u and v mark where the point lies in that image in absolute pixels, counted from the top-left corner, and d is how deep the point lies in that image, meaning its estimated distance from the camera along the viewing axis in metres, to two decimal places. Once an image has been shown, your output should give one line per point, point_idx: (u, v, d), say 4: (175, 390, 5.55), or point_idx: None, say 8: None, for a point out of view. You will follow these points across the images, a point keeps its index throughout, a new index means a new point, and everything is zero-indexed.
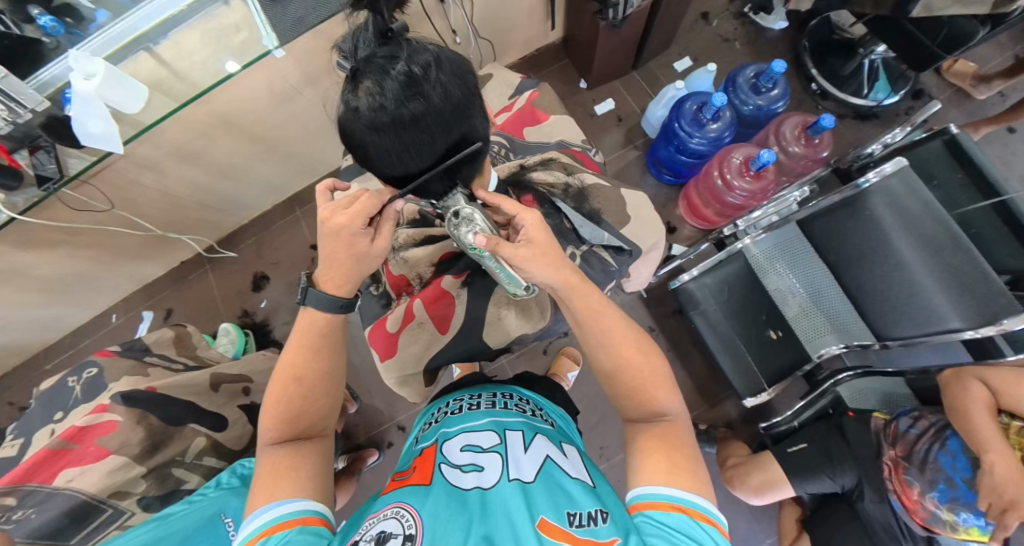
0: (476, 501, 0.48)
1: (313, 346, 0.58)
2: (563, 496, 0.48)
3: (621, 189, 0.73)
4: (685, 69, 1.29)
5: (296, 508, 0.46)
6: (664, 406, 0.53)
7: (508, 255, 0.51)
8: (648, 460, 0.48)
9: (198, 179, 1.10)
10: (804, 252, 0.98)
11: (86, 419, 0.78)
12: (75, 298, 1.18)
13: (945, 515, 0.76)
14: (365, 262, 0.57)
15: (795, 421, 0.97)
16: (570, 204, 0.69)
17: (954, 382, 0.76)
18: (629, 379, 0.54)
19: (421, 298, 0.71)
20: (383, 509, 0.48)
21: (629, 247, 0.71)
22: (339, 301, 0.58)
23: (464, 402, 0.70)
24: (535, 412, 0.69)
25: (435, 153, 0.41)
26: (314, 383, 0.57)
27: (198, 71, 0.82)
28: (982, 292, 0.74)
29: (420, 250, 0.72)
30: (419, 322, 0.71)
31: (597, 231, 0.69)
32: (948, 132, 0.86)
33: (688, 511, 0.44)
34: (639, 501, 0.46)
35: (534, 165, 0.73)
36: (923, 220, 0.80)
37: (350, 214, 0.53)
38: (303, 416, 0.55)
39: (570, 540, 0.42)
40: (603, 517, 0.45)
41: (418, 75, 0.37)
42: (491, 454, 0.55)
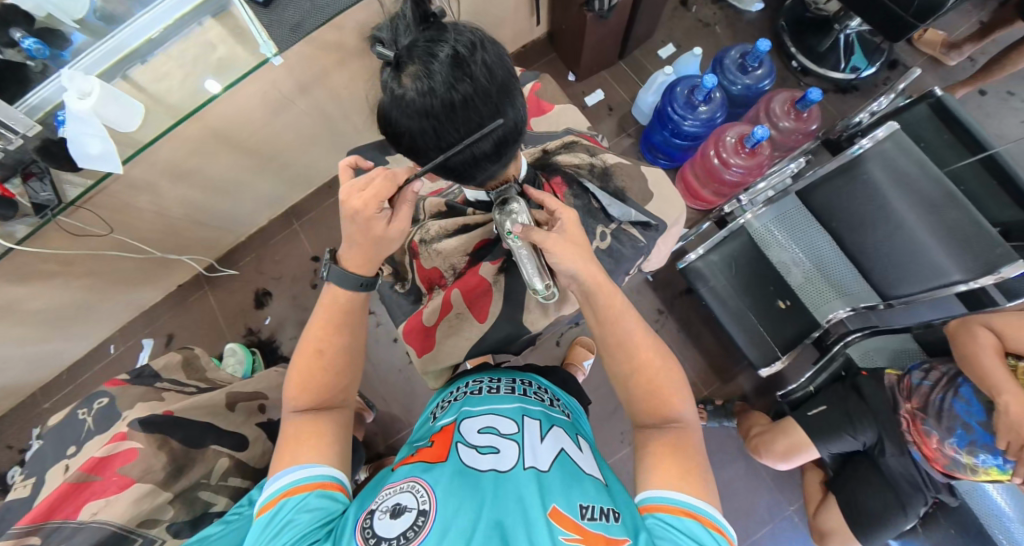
0: (488, 484, 0.47)
1: (333, 321, 0.58)
2: (577, 486, 0.48)
3: (643, 166, 0.75)
4: (670, 55, 1.32)
5: (313, 473, 0.49)
6: (678, 411, 0.53)
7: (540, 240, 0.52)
8: (659, 465, 0.48)
9: (193, 198, 1.08)
10: (804, 222, 1.02)
11: (103, 450, 0.76)
12: (72, 331, 1.15)
13: (964, 459, 0.79)
14: (383, 245, 0.56)
15: (810, 386, 0.99)
16: (597, 184, 0.71)
17: (961, 331, 0.79)
18: (644, 382, 0.54)
19: (458, 288, 0.72)
20: (400, 482, 0.50)
21: (655, 222, 0.73)
22: (358, 280, 0.58)
23: (483, 384, 0.68)
24: (552, 401, 0.69)
25: (486, 136, 0.41)
26: (335, 357, 0.57)
27: (175, 94, 0.80)
28: (979, 244, 0.78)
29: (454, 240, 0.72)
30: (457, 312, 0.72)
31: (625, 208, 0.71)
32: (933, 95, 0.90)
33: (697, 518, 0.44)
34: (649, 503, 0.46)
35: (558, 150, 0.74)
36: (919, 180, 0.83)
37: (365, 198, 0.52)
38: (325, 388, 0.56)
39: (580, 532, 0.42)
40: (615, 515, 0.45)
41: (463, 56, 0.38)
42: (508, 440, 0.55)
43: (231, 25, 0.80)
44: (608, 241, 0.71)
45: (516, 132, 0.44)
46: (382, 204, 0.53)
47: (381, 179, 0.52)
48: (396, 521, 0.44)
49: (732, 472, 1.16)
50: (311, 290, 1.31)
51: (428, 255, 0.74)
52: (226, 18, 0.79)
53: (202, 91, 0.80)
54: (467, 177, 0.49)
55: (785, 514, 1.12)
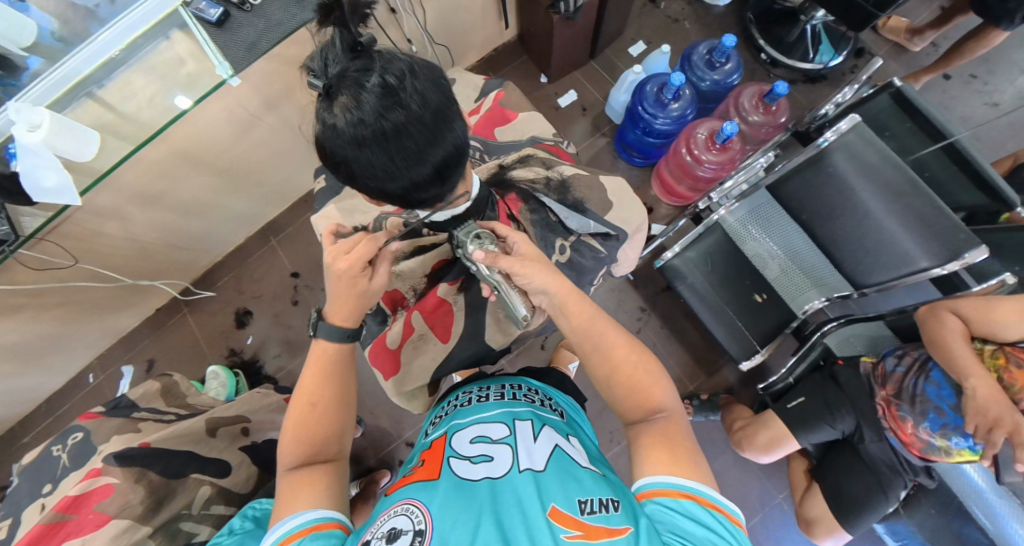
0: (484, 492, 0.46)
1: (322, 373, 0.57)
2: (573, 481, 0.48)
3: (601, 176, 0.74)
4: (640, 52, 1.32)
5: (313, 515, 0.46)
6: (661, 401, 0.52)
7: (505, 268, 0.55)
8: (651, 455, 0.47)
9: (164, 221, 1.05)
10: (776, 215, 1.03)
11: (79, 487, 0.75)
12: (47, 363, 1.12)
13: (938, 442, 0.80)
14: (368, 298, 0.59)
15: (790, 377, 1.00)
16: (553, 197, 0.71)
17: (929, 317, 0.80)
18: (625, 379, 0.54)
19: (419, 310, 0.71)
20: (394, 506, 0.49)
21: (615, 232, 0.73)
22: (344, 332, 0.58)
23: (473, 394, 0.69)
24: (543, 402, 0.69)
25: (425, 163, 0.41)
26: (328, 408, 0.56)
27: (145, 111, 0.79)
28: (944, 231, 0.79)
29: (413, 262, 0.70)
30: (420, 333, 0.71)
31: (583, 220, 0.71)
32: (893, 85, 0.89)
33: (695, 498, 0.43)
34: (646, 490, 0.45)
35: (513, 164, 0.73)
36: (884, 170, 0.84)
37: (350, 259, 0.55)
38: (319, 436, 0.54)
39: (580, 528, 0.41)
40: (614, 505, 0.44)
41: (394, 85, 0.37)
42: (502, 445, 0.54)
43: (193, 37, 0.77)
44: (567, 253, 0.72)
45: (458, 155, 0.44)
46: (364, 263, 0.56)
47: (363, 242, 0.56)
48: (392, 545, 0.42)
49: (721, 465, 1.17)
50: (292, 306, 1.30)
51: (388, 276, 0.72)
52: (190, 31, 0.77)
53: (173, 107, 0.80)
54: (418, 203, 0.49)
55: (774, 502, 1.13)
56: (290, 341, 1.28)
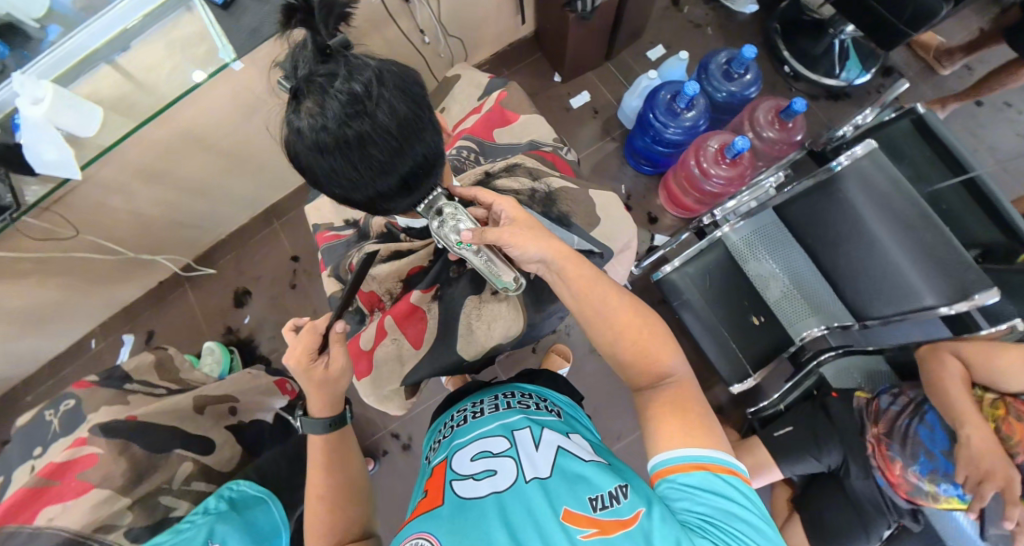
0: (491, 509, 0.46)
1: (324, 464, 0.60)
2: (582, 481, 0.48)
3: (590, 190, 0.72)
4: (658, 57, 1.28)
5: None
6: (670, 365, 0.51)
7: (495, 239, 0.53)
8: (663, 426, 0.46)
9: (168, 198, 1.07)
10: (782, 237, 0.99)
11: (65, 454, 0.78)
12: (51, 328, 1.15)
13: (926, 487, 0.78)
14: (334, 385, 0.59)
15: (781, 404, 0.98)
16: (537, 210, 0.66)
17: (929, 357, 0.77)
18: (630, 342, 0.52)
19: (393, 315, 0.70)
20: (405, 542, 0.46)
21: (599, 250, 0.67)
22: (325, 421, 0.59)
23: (467, 411, 0.70)
24: (538, 405, 0.68)
25: (391, 174, 0.40)
26: (336, 497, 0.58)
27: (165, 84, 0.78)
28: (955, 267, 0.75)
29: (388, 266, 0.70)
30: (392, 338, 0.69)
31: (567, 234, 0.65)
32: (915, 111, 0.86)
33: (709, 467, 0.43)
34: (661, 468, 0.45)
35: (499, 173, 0.70)
36: (895, 199, 0.81)
37: (297, 355, 0.55)
38: (338, 525, 0.57)
39: (596, 525, 0.42)
40: (624, 493, 0.45)
41: (360, 93, 0.36)
42: (504, 458, 0.53)
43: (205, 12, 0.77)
44: None
45: (430, 166, 0.43)
46: (315, 353, 0.56)
47: (307, 335, 0.56)
48: None
49: None
50: (290, 290, 1.31)
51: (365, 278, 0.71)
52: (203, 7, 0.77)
53: (189, 82, 0.78)
54: (386, 210, 0.48)
55: None
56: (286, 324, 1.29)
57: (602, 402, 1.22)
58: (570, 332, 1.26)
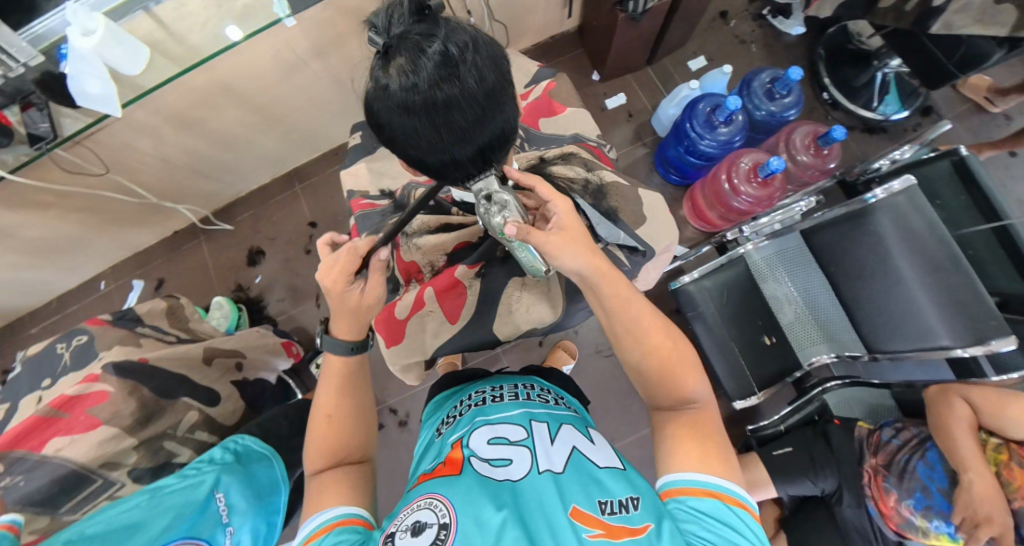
0: (506, 491, 0.48)
1: (338, 388, 0.58)
2: (595, 484, 0.50)
3: (640, 189, 0.71)
4: (699, 68, 1.28)
5: (337, 513, 0.48)
6: (693, 392, 0.53)
7: (539, 243, 0.51)
8: (681, 447, 0.49)
9: (195, 146, 1.06)
10: (804, 261, 1.00)
11: (75, 388, 0.76)
12: (63, 263, 1.15)
13: (918, 521, 0.80)
14: (364, 312, 0.58)
15: (781, 425, 0.99)
16: (588, 201, 0.66)
17: (938, 399, 0.78)
18: (658, 363, 0.55)
19: (433, 286, 0.69)
20: (417, 500, 0.49)
21: (643, 248, 0.68)
22: (348, 345, 0.58)
23: (486, 394, 0.69)
24: (557, 401, 0.70)
25: (469, 142, 0.42)
26: (345, 420, 0.57)
27: (195, 36, 0.79)
28: (976, 313, 0.76)
29: (435, 237, 0.71)
30: (429, 310, 0.70)
31: (613, 229, 0.65)
32: (957, 153, 0.87)
33: (721, 495, 0.46)
34: (671, 487, 0.48)
35: (555, 159, 0.70)
36: (926, 239, 0.82)
37: (333, 274, 0.54)
38: (341, 443, 0.56)
39: (602, 527, 0.44)
40: (634, 503, 0.46)
41: (454, 56, 0.39)
42: (520, 447, 0.55)
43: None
44: None
45: (504, 138, 0.45)
46: (352, 275, 0.55)
47: (345, 256, 0.54)
48: (419, 538, 0.43)
49: None
50: (304, 255, 1.31)
51: (407, 247, 0.71)
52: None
53: (223, 37, 0.79)
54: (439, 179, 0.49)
55: None
56: (296, 288, 1.29)
57: (601, 404, 1.23)
58: (578, 331, 1.27)
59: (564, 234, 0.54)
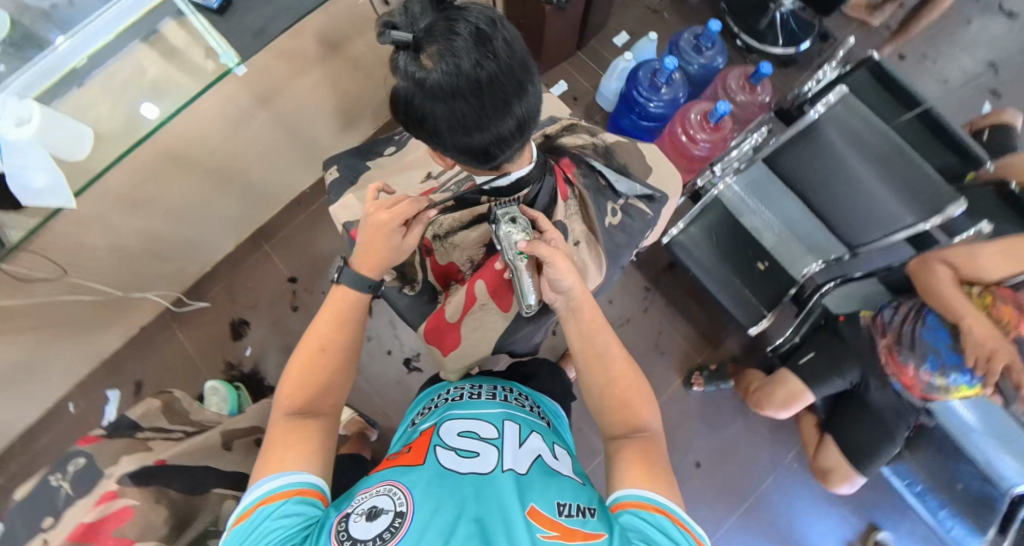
0: (467, 486, 0.42)
1: (337, 320, 0.57)
2: (556, 487, 0.44)
3: (638, 143, 0.78)
4: (625, 42, 1.37)
5: (295, 479, 0.43)
6: (646, 421, 0.51)
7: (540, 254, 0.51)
8: (632, 467, 0.45)
9: (149, 226, 0.98)
10: (773, 188, 1.06)
11: (93, 513, 0.68)
12: (23, 393, 1.02)
13: (938, 382, 0.88)
14: (399, 254, 0.59)
15: (796, 337, 1.09)
16: (602, 161, 0.72)
17: (921, 270, 0.87)
18: (616, 392, 0.53)
19: (482, 279, 0.70)
20: (376, 485, 0.45)
21: (658, 194, 0.75)
22: (367, 281, 0.57)
23: (464, 389, 0.64)
24: (533, 407, 0.63)
25: (508, 115, 0.43)
26: (334, 358, 0.55)
27: (106, 124, 0.63)
28: (927, 190, 0.84)
29: (470, 233, 0.70)
30: (481, 304, 0.70)
31: (631, 183, 0.72)
32: (871, 60, 0.97)
33: (668, 514, 0.41)
34: (621, 501, 0.42)
35: (559, 132, 0.74)
36: (869, 136, 0.89)
37: (393, 213, 0.55)
38: (318, 388, 0.53)
39: (558, 530, 0.38)
40: (591, 511, 0.41)
41: (485, 33, 0.40)
42: (489, 444, 0.50)
43: (160, 50, 0.65)
44: (618, 217, 0.72)
45: (535, 110, 0.47)
46: (401, 222, 0.56)
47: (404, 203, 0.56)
48: (373, 523, 0.39)
49: (733, 432, 1.24)
50: (292, 312, 1.25)
51: (444, 250, 0.73)
52: (157, 43, 0.65)
53: (138, 119, 0.64)
54: (492, 166, 0.52)
55: (784, 462, 1.22)
56: (292, 348, 1.22)
57: None
58: None
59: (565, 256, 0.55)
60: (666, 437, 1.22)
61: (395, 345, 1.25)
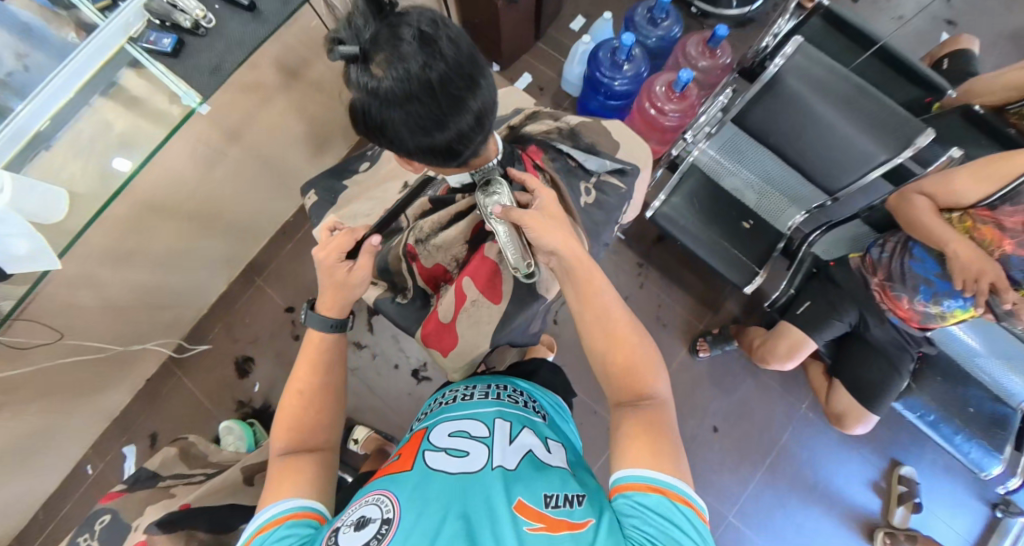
0: (454, 487, 0.43)
1: (311, 361, 0.57)
2: (544, 479, 0.45)
3: (603, 121, 0.79)
4: (582, 26, 1.38)
5: (289, 504, 0.45)
6: (653, 387, 0.49)
7: (517, 218, 0.53)
8: (631, 445, 0.43)
9: (139, 279, 0.99)
10: (747, 147, 1.09)
11: None
12: (39, 463, 1.02)
13: (934, 310, 0.90)
14: (350, 291, 0.59)
15: (791, 289, 1.07)
16: (569, 143, 0.73)
17: (901, 204, 0.89)
18: (619, 358, 0.51)
19: (468, 276, 0.70)
20: (366, 496, 0.46)
21: (629, 167, 0.76)
22: (330, 322, 0.58)
23: (459, 393, 0.66)
24: (526, 403, 0.63)
25: (466, 111, 0.44)
26: (314, 397, 0.56)
27: (80, 182, 0.64)
28: (894, 123, 0.87)
29: (449, 232, 0.70)
30: (472, 301, 0.70)
31: (600, 160, 0.74)
32: (822, 6, 0.99)
33: (666, 492, 0.40)
34: (620, 483, 0.42)
35: (523, 122, 0.76)
36: (832, 81, 0.89)
37: (328, 250, 0.56)
38: (303, 428, 0.53)
39: (544, 520, 0.39)
40: (580, 499, 0.42)
41: (429, 34, 0.40)
42: (478, 443, 0.51)
43: (121, 101, 0.65)
44: (593, 195, 0.73)
45: (492, 103, 0.47)
46: (344, 254, 0.57)
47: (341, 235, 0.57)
48: (360, 534, 0.40)
49: (745, 391, 1.25)
50: (294, 341, 1.25)
51: (428, 253, 0.72)
52: (117, 94, 0.65)
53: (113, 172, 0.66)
54: (460, 162, 0.53)
55: (800, 413, 1.23)
56: None
57: None
58: None
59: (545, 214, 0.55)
60: (680, 406, 1.24)
61: (402, 359, 1.25)
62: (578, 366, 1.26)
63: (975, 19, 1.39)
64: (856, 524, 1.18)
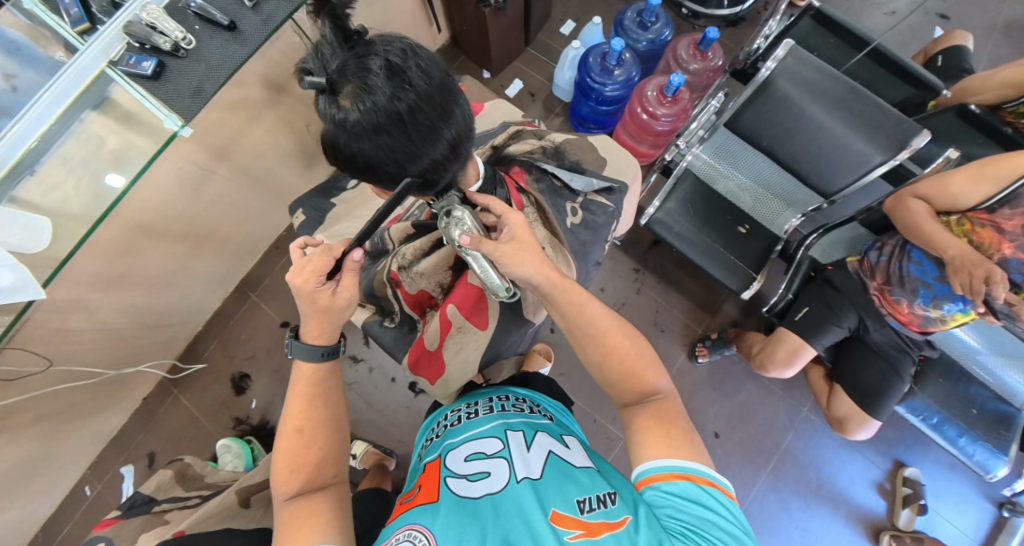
0: (485, 513, 0.42)
1: (307, 397, 0.56)
2: (573, 483, 0.44)
3: (590, 137, 0.78)
4: (572, 30, 1.36)
5: None
6: (655, 383, 0.48)
7: (489, 251, 0.52)
8: (647, 439, 0.43)
9: (132, 301, 0.98)
10: (742, 151, 1.05)
11: None
12: (36, 487, 1.01)
13: (934, 314, 0.89)
14: (337, 314, 0.58)
15: (789, 293, 1.06)
16: (553, 163, 0.72)
17: (898, 207, 0.88)
18: (617, 362, 0.50)
19: (453, 303, 0.69)
20: (394, 535, 0.44)
21: (617, 185, 0.75)
22: (319, 350, 0.57)
23: (461, 411, 0.64)
24: (533, 408, 0.63)
25: (439, 139, 0.43)
26: (317, 432, 0.54)
27: (75, 201, 0.64)
28: (888, 125, 0.85)
29: (430, 259, 0.70)
30: (458, 326, 0.70)
31: (586, 178, 0.72)
32: (812, 7, 0.98)
33: (691, 478, 0.40)
34: (645, 476, 0.42)
35: (507, 142, 0.75)
36: (825, 83, 0.87)
37: (305, 274, 0.54)
38: (311, 465, 0.52)
39: (583, 526, 0.38)
40: (611, 497, 0.41)
41: (398, 65, 0.39)
42: (498, 459, 0.50)
43: (116, 116, 0.62)
44: (580, 214, 0.72)
45: (467, 129, 0.46)
46: (324, 276, 0.55)
47: (318, 255, 0.55)
48: None
49: (746, 395, 1.24)
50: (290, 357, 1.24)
51: (411, 280, 0.71)
52: (110, 110, 0.62)
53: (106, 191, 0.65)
54: (437, 190, 0.52)
55: (802, 416, 1.22)
56: None
57: None
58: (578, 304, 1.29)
59: (516, 242, 0.53)
60: None
61: (399, 372, 1.25)
62: (576, 374, 1.25)
63: (969, 11, 1.37)
64: (863, 526, 1.16)
